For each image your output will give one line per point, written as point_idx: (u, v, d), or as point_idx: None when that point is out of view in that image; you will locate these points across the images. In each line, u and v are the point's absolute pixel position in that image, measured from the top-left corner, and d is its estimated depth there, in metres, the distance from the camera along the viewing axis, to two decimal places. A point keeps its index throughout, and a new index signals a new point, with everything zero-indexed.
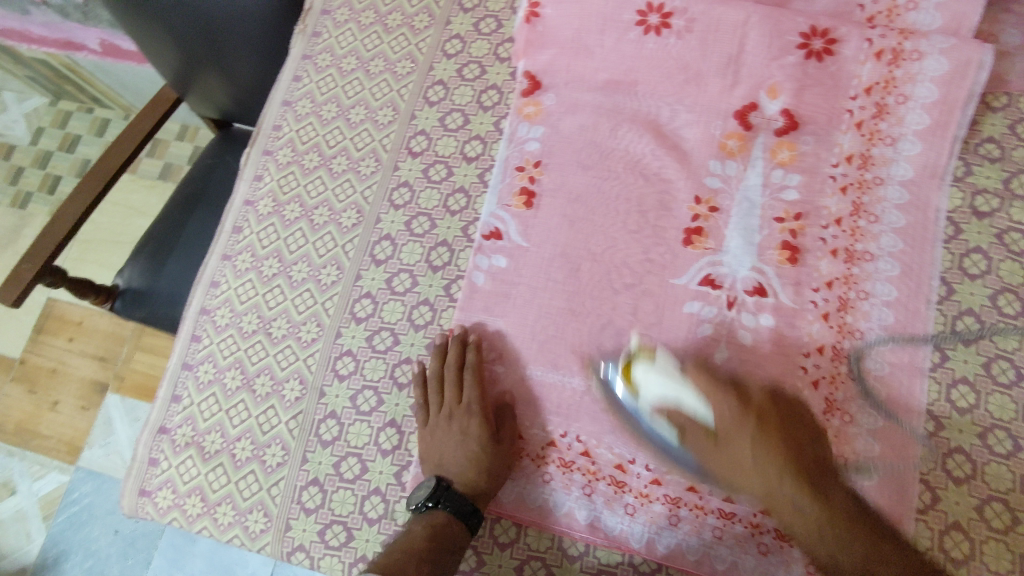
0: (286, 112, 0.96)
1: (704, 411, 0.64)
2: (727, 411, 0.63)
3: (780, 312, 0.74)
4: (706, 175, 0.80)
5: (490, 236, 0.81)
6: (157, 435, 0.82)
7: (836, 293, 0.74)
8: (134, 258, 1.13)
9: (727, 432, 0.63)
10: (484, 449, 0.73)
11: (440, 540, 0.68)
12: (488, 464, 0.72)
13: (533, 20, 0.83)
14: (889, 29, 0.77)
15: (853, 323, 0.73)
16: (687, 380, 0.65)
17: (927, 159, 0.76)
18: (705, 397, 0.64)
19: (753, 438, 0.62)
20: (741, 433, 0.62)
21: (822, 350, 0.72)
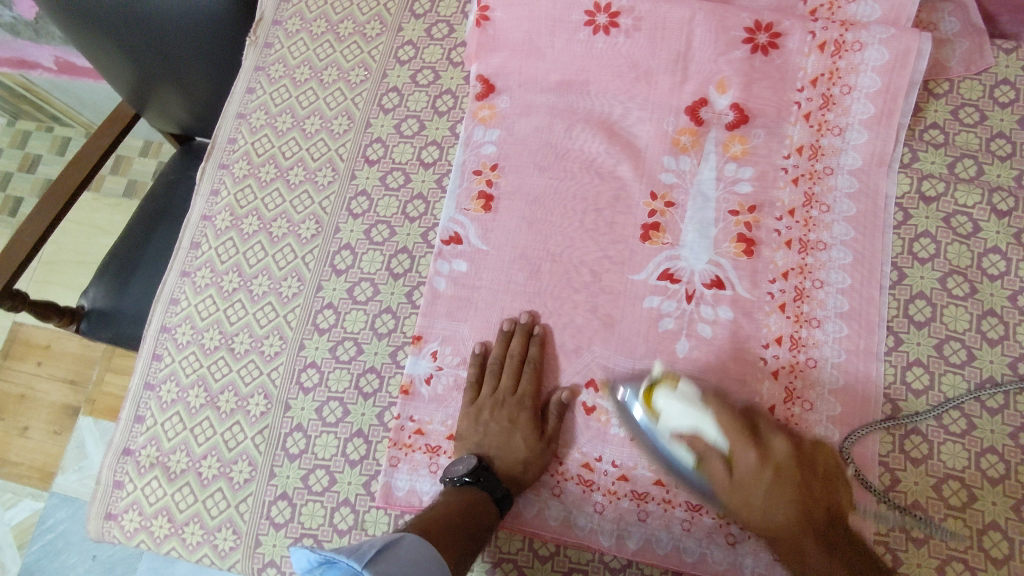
0: (240, 125, 0.95)
1: (723, 444, 0.64)
2: (747, 456, 0.63)
3: (738, 304, 0.75)
4: (661, 171, 0.80)
5: (450, 241, 0.81)
6: (121, 457, 0.81)
7: (792, 283, 0.75)
8: (97, 278, 1.11)
9: (745, 477, 0.63)
10: (526, 441, 0.73)
11: (479, 514, 0.67)
12: (525, 457, 0.72)
13: (484, 24, 0.84)
14: (831, 21, 0.78)
15: (809, 311, 0.74)
16: (708, 408, 0.65)
17: (874, 147, 0.78)
18: (727, 432, 0.64)
19: (770, 487, 0.63)
20: (760, 483, 0.63)
21: (780, 340, 0.74)
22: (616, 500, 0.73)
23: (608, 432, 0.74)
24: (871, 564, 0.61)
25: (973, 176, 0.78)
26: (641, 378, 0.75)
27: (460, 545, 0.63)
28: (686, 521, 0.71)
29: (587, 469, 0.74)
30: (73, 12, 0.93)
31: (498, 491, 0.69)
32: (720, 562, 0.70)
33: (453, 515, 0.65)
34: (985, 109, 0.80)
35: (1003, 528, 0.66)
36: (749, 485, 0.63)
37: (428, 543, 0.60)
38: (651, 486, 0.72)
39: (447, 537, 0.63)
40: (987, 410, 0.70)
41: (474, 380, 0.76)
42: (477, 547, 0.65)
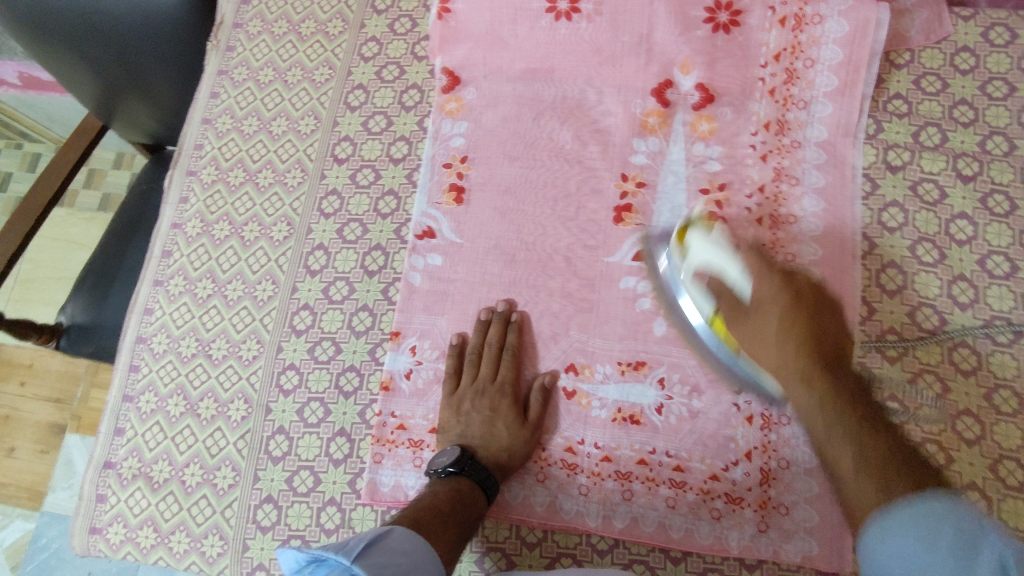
0: (206, 130, 0.94)
1: (746, 280, 0.65)
2: (767, 287, 0.64)
3: None
4: (631, 154, 0.81)
5: (423, 235, 0.81)
6: (103, 470, 0.80)
7: None
8: (75, 294, 1.10)
9: (761, 305, 0.64)
10: (509, 428, 0.73)
11: (468, 500, 0.67)
12: (508, 444, 0.72)
13: (445, 16, 0.83)
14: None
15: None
16: (736, 254, 0.66)
17: (839, 119, 0.78)
18: (748, 271, 0.65)
19: (783, 316, 0.62)
20: (775, 306, 0.63)
21: None
22: (600, 481, 0.73)
23: (590, 414, 0.75)
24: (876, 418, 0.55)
25: (938, 143, 0.78)
26: (621, 358, 0.75)
27: (453, 532, 0.64)
28: (671, 498, 0.71)
29: (570, 453, 0.74)
30: (29, 23, 0.91)
31: (487, 480, 0.70)
32: (706, 537, 0.70)
33: (444, 502, 0.66)
34: (947, 77, 0.80)
35: (981, 488, 0.67)
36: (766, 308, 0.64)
37: (415, 532, 0.61)
38: (634, 465, 0.73)
39: (440, 524, 0.63)
40: (961, 372, 0.71)
41: (454, 371, 0.76)
42: (469, 533, 0.66)
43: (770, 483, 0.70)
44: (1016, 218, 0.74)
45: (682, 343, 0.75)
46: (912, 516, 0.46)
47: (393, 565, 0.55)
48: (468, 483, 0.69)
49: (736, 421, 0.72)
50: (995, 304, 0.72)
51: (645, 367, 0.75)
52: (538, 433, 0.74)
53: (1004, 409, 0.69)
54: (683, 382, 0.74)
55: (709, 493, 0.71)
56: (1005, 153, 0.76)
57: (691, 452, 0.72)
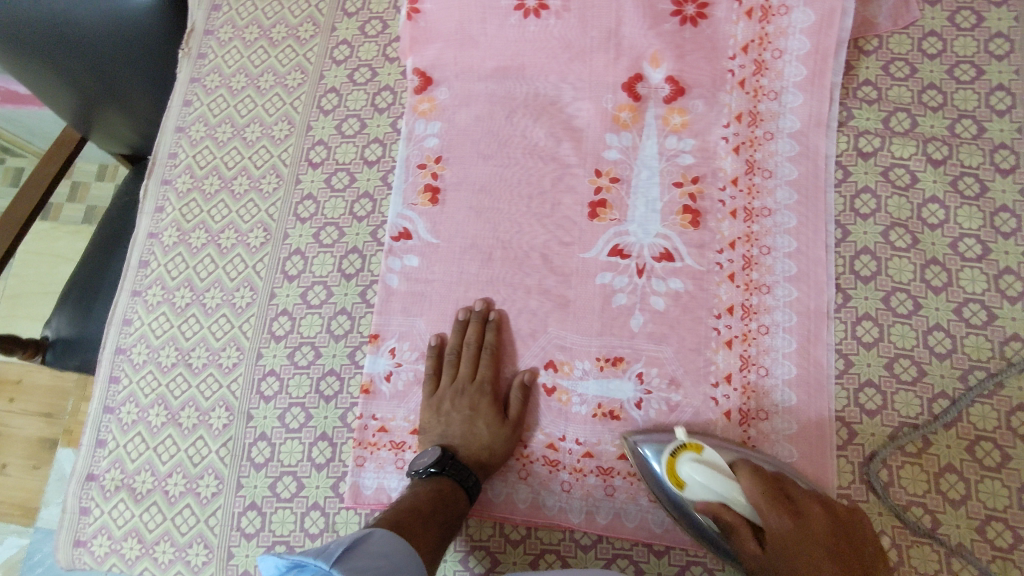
0: (180, 138, 0.94)
1: (754, 515, 0.60)
2: (777, 522, 0.57)
3: (688, 275, 0.76)
4: (604, 149, 0.81)
5: (399, 237, 0.81)
6: (85, 483, 0.80)
7: (740, 252, 0.76)
8: (59, 308, 1.08)
9: (779, 545, 0.57)
10: (489, 429, 0.73)
11: (450, 500, 0.67)
12: (489, 443, 0.73)
13: (416, 17, 0.84)
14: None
15: (758, 278, 0.75)
16: (736, 477, 0.62)
17: (811, 109, 0.78)
18: (755, 502, 0.59)
19: (811, 558, 0.55)
20: (798, 550, 0.56)
21: (732, 309, 0.75)
22: (582, 477, 0.73)
23: (570, 410, 0.75)
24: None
25: (908, 129, 0.78)
26: (599, 353, 0.75)
27: (434, 534, 0.64)
28: (653, 492, 0.72)
29: (552, 450, 0.75)
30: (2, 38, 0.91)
31: (470, 480, 0.70)
32: (689, 531, 0.71)
33: (425, 503, 0.66)
34: (915, 62, 0.81)
35: (959, 470, 0.68)
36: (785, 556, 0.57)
37: (394, 534, 0.61)
38: (616, 460, 0.73)
39: (421, 525, 0.64)
40: (936, 355, 0.71)
41: (433, 372, 0.76)
42: (451, 534, 0.66)
43: None
44: (986, 200, 0.75)
45: (659, 336, 0.75)
46: None
47: (372, 567, 0.54)
48: (449, 483, 0.69)
49: (716, 413, 0.73)
50: (968, 287, 0.73)
51: (623, 361, 0.75)
52: (518, 431, 0.74)
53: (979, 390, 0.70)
54: (662, 375, 0.74)
55: None
56: (974, 136, 0.77)
57: None
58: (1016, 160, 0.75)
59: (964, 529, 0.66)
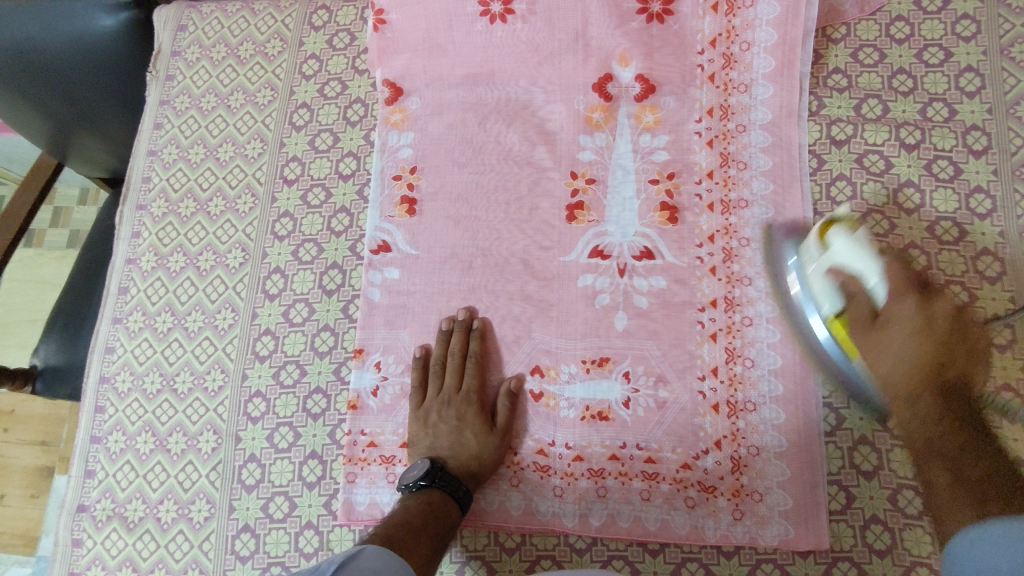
0: (152, 162, 0.93)
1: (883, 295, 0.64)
2: (903, 305, 0.62)
3: (669, 271, 0.76)
4: (579, 150, 0.80)
5: (379, 250, 0.81)
6: (76, 514, 0.80)
7: (719, 245, 0.76)
8: (46, 336, 1.07)
9: (892, 318, 0.62)
10: (477, 437, 0.73)
11: (441, 512, 0.67)
12: (478, 450, 0.73)
13: (381, 27, 0.82)
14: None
15: (740, 271, 0.75)
16: (881, 258, 0.64)
17: (782, 99, 0.78)
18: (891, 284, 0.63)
19: (913, 334, 0.61)
20: (905, 327, 0.62)
21: (716, 303, 0.75)
22: (574, 481, 0.73)
23: (559, 415, 0.75)
24: (972, 430, 0.57)
25: (880, 115, 0.78)
26: (584, 356, 0.75)
27: (427, 547, 0.63)
28: (646, 491, 0.72)
29: (542, 455, 0.75)
30: None
31: (460, 490, 0.70)
32: (682, 526, 0.71)
33: (415, 516, 0.65)
34: (883, 47, 0.81)
35: None
36: (893, 331, 0.62)
37: (383, 550, 0.59)
38: (606, 462, 0.73)
39: (413, 538, 0.63)
40: None
41: (419, 384, 0.76)
42: (444, 545, 0.66)
43: (742, 469, 0.71)
44: (961, 181, 0.75)
45: (643, 336, 0.75)
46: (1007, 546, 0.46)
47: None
48: (440, 494, 0.69)
49: (703, 410, 0.73)
50: (949, 269, 0.72)
51: (609, 362, 0.75)
52: (507, 438, 0.74)
53: None
54: (648, 374, 0.74)
55: (682, 482, 0.72)
56: (946, 119, 0.77)
57: (661, 443, 0.73)
58: (988, 140, 0.75)
59: None
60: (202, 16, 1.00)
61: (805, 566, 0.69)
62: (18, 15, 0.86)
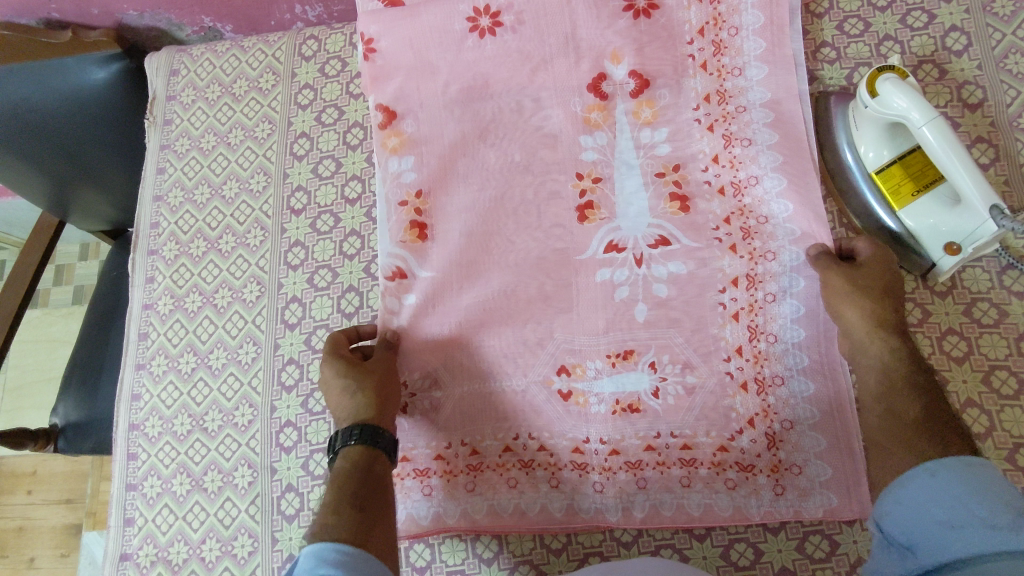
0: (159, 208, 0.94)
1: (927, 135, 0.63)
2: (949, 145, 0.63)
3: (691, 256, 0.76)
4: (581, 151, 0.80)
5: (393, 276, 0.79)
6: (120, 563, 0.80)
7: (737, 225, 0.76)
8: (65, 393, 1.07)
9: (937, 156, 0.63)
10: (339, 375, 0.73)
11: (358, 477, 0.65)
12: (357, 384, 0.72)
13: (373, 56, 0.82)
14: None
15: (762, 245, 0.74)
16: (928, 100, 0.64)
17: (778, 79, 0.78)
18: (937, 124, 0.63)
19: (955, 173, 0.63)
20: (948, 166, 0.63)
21: (738, 282, 0.74)
22: (613, 475, 0.74)
23: (590, 411, 0.75)
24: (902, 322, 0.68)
25: None
26: (609, 350, 0.75)
27: (351, 517, 0.61)
28: (685, 477, 0.72)
29: (578, 453, 0.75)
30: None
31: (363, 435, 0.68)
32: (725, 509, 0.71)
33: (328, 496, 0.64)
34: (867, 17, 0.82)
35: (979, 403, 0.69)
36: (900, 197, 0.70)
37: (330, 549, 0.56)
38: (642, 453, 0.74)
39: (333, 518, 0.61)
40: (937, 294, 0.73)
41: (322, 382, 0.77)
42: (375, 509, 0.63)
43: (778, 445, 0.71)
44: (961, 135, 0.76)
45: (665, 325, 0.75)
46: (960, 480, 0.54)
47: None
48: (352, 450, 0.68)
49: (733, 391, 0.73)
50: None
51: (634, 354, 0.75)
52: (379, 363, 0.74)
53: (985, 321, 0.71)
54: (674, 362, 0.74)
55: (720, 465, 0.72)
56: (938, 78, 0.78)
57: (695, 429, 0.73)
58: (983, 94, 0.76)
59: (994, 460, 0.68)
60: (193, 58, 0.99)
61: (852, 534, 0.69)
62: (14, 81, 0.90)
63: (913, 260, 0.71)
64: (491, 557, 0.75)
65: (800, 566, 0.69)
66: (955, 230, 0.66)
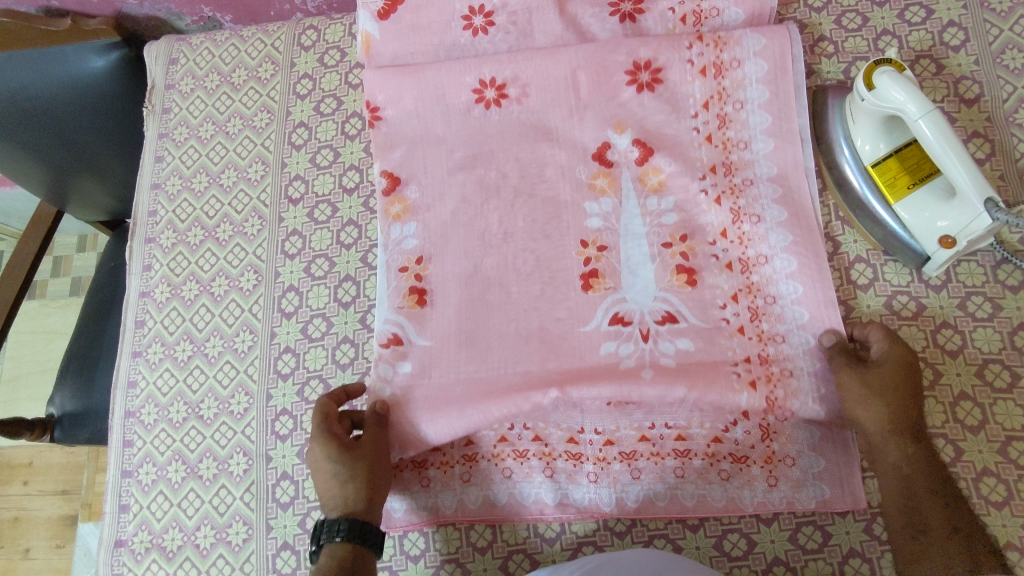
0: (157, 195, 0.94)
1: (924, 127, 0.63)
2: (947, 138, 0.63)
3: (697, 334, 0.71)
4: (586, 218, 0.78)
5: (389, 342, 0.75)
6: (115, 550, 0.80)
7: (744, 304, 0.72)
8: (62, 383, 1.07)
9: (935, 150, 0.63)
10: (332, 459, 0.67)
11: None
12: (348, 474, 0.67)
13: (377, 123, 0.83)
14: (705, 45, 0.78)
15: (770, 328, 0.71)
16: (924, 93, 0.64)
17: (785, 153, 0.76)
18: (935, 118, 0.63)
19: (953, 168, 0.63)
20: (946, 161, 0.63)
21: (749, 358, 0.69)
22: (607, 465, 0.74)
23: None
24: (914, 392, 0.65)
25: None
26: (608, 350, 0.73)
27: None
28: (679, 468, 0.73)
29: (572, 443, 0.75)
30: None
31: (353, 531, 0.64)
32: (719, 499, 0.71)
33: None
34: (866, 11, 0.82)
35: (972, 396, 0.69)
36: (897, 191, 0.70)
37: None
38: (637, 444, 0.74)
39: None
40: (932, 288, 0.73)
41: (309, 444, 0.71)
42: None
43: (772, 437, 0.71)
44: (957, 130, 0.76)
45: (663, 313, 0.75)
46: None
47: None
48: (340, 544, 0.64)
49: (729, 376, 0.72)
50: None
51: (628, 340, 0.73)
52: (370, 450, 0.68)
53: (979, 315, 0.71)
54: None
55: (714, 456, 0.72)
56: (935, 73, 0.78)
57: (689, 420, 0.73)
58: (980, 89, 0.77)
59: (986, 454, 0.68)
60: (193, 47, 0.99)
61: (846, 525, 0.69)
62: (9, 68, 0.89)
63: (909, 254, 0.72)
64: (485, 545, 0.75)
65: (793, 556, 0.69)
66: (950, 223, 0.66)
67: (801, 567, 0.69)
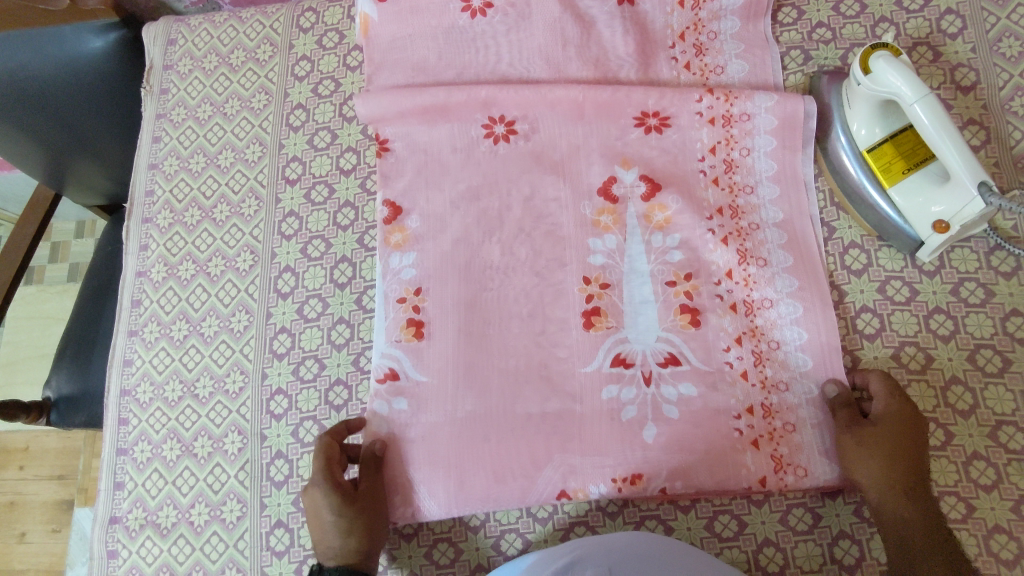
0: (154, 175, 0.94)
1: (919, 111, 0.64)
2: (942, 122, 0.63)
3: (699, 379, 0.72)
4: (589, 254, 0.77)
5: (386, 378, 0.73)
6: (109, 526, 0.79)
7: (748, 348, 0.72)
8: (58, 366, 1.07)
9: (930, 135, 0.63)
10: (334, 509, 0.65)
11: None
12: (348, 525, 0.66)
13: (385, 154, 0.82)
14: (716, 98, 0.79)
15: (774, 375, 0.72)
16: (920, 77, 0.65)
17: (791, 198, 0.77)
18: (931, 102, 0.63)
19: (948, 152, 0.63)
20: (941, 146, 0.63)
21: (752, 410, 0.70)
22: None
23: None
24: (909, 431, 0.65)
25: None
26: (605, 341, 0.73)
27: None
28: None
29: None
30: None
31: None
32: None
33: None
34: None
35: (964, 380, 0.70)
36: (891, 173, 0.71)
37: None
38: None
39: None
40: (925, 274, 0.74)
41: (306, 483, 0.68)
42: None
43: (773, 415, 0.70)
44: (953, 116, 0.76)
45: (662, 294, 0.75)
46: None
47: None
48: None
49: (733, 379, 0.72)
50: None
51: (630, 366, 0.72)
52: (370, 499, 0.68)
53: (972, 301, 0.72)
54: None
55: None
56: (932, 60, 0.78)
57: None
58: (975, 76, 0.77)
59: (976, 437, 0.68)
60: (191, 29, 1.00)
61: (835, 507, 0.70)
62: (8, 47, 0.87)
63: (903, 238, 0.72)
64: (477, 525, 0.75)
65: (783, 537, 0.70)
66: (944, 206, 0.67)
67: (791, 547, 0.69)
